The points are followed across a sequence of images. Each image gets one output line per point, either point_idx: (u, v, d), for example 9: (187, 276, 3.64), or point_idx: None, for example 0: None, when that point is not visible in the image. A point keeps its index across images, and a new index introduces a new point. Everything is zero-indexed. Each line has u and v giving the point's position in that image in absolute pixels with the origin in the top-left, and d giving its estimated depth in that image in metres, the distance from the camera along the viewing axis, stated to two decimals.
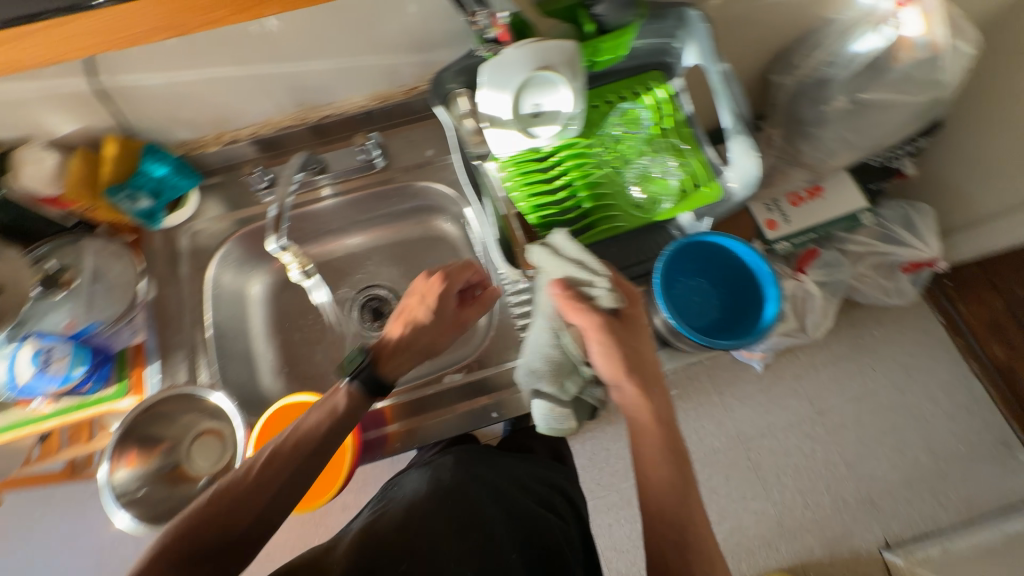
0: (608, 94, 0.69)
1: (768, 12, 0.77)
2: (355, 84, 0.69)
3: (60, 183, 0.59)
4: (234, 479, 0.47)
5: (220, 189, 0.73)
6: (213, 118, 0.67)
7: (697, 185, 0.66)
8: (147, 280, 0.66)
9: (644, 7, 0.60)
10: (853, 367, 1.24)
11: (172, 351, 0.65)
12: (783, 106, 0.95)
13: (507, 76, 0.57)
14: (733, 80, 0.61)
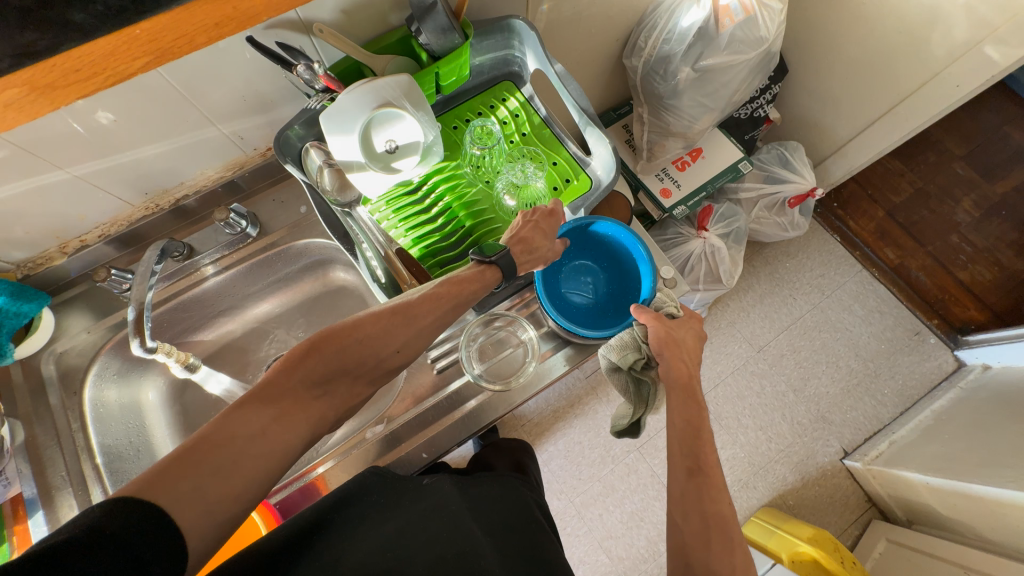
0: (465, 114, 0.71)
1: (597, 6, 0.82)
2: (203, 159, 0.66)
3: None
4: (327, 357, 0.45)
5: (81, 301, 0.67)
6: (49, 229, 0.62)
7: (568, 180, 0.69)
8: (10, 423, 0.59)
9: (467, 27, 0.61)
10: (775, 301, 1.33)
11: (59, 491, 0.59)
12: (641, 85, 1.02)
13: (348, 120, 0.57)
14: (569, 78, 0.65)
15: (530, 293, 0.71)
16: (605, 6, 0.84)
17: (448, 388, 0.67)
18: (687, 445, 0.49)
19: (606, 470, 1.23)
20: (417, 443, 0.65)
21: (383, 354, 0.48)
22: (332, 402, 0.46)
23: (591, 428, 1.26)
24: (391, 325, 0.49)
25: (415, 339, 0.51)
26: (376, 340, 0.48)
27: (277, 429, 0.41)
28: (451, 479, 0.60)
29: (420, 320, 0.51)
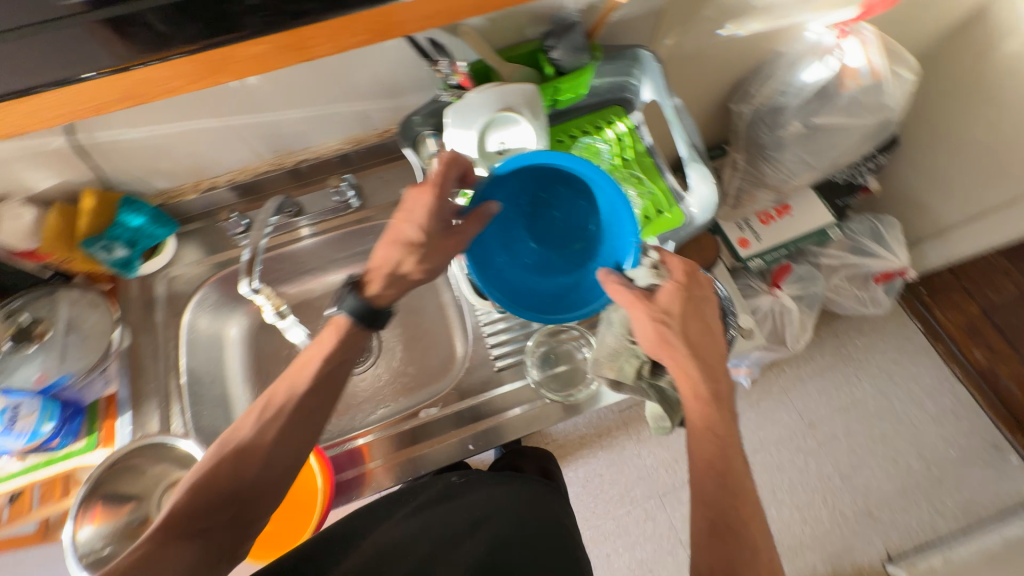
0: (571, 129, 0.73)
1: (720, 48, 0.82)
2: (330, 129, 0.71)
3: (36, 237, 0.60)
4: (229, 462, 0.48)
5: (198, 235, 0.74)
6: (192, 167, 0.69)
7: (660, 211, 0.69)
8: (122, 330, 0.66)
9: (597, 52, 0.64)
10: (838, 377, 1.25)
11: (144, 399, 0.64)
12: (744, 132, 1.00)
13: (470, 117, 0.60)
14: (685, 113, 0.66)
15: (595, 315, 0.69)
16: (728, 49, 0.84)
17: (495, 391, 0.68)
18: (712, 488, 0.47)
19: (622, 510, 1.19)
20: (463, 434, 0.65)
21: (265, 467, 0.49)
22: (254, 508, 0.48)
23: (615, 463, 1.22)
24: (306, 404, 0.52)
25: (316, 409, 0.52)
26: (304, 415, 0.51)
27: (191, 540, 0.44)
28: (480, 485, 0.62)
29: (329, 385, 0.54)
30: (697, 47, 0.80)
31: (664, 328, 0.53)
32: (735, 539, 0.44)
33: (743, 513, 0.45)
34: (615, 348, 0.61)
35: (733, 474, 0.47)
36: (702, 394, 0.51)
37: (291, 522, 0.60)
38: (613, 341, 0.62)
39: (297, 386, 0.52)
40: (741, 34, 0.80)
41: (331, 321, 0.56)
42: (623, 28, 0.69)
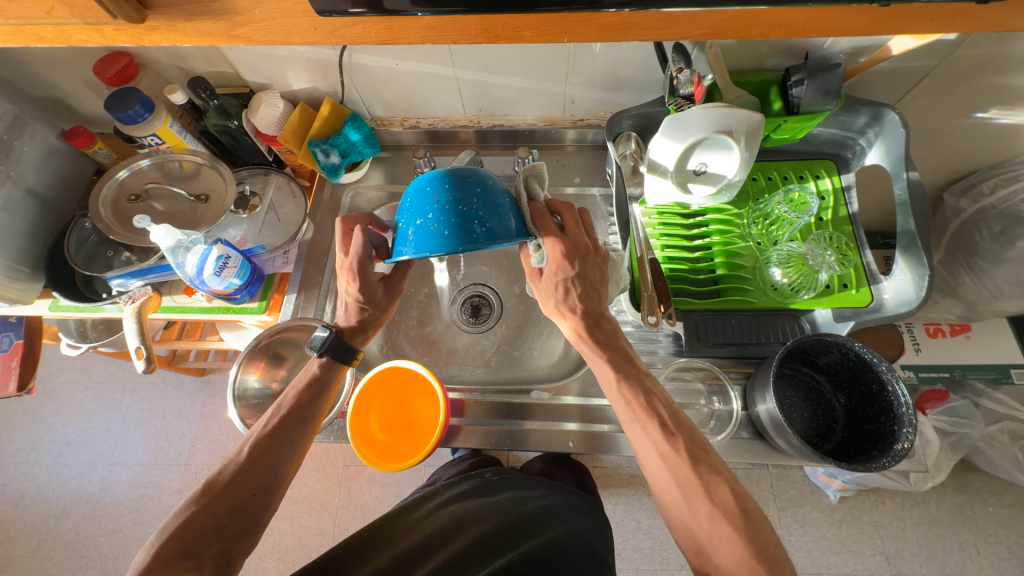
0: (772, 171, 0.69)
1: (970, 131, 0.71)
2: (534, 104, 0.74)
3: (279, 127, 0.70)
4: (237, 459, 0.51)
5: (387, 164, 0.82)
6: (407, 104, 0.76)
7: (846, 286, 0.62)
8: (308, 222, 0.76)
9: (842, 100, 0.58)
10: (953, 539, 1.06)
11: (307, 289, 0.73)
12: (953, 230, 0.87)
13: (686, 131, 0.57)
14: (919, 191, 0.57)
15: (732, 366, 0.64)
16: (981, 136, 0.73)
17: (590, 399, 0.66)
18: (717, 511, 0.45)
19: (650, 567, 1.10)
20: (565, 429, 0.63)
21: (268, 463, 0.52)
22: (262, 498, 0.50)
23: (659, 517, 1.14)
24: (279, 429, 0.54)
25: (312, 414, 0.56)
26: (280, 435, 0.53)
27: (206, 532, 0.46)
28: (510, 489, 0.71)
29: (304, 411, 0.56)
30: (941, 122, 0.70)
31: (567, 316, 0.55)
32: (705, 500, 0.46)
33: (697, 462, 0.47)
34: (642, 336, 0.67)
35: (676, 432, 0.49)
36: (611, 371, 0.53)
37: (405, 443, 0.58)
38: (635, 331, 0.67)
39: (282, 405, 0.56)
40: (1001, 122, 0.69)
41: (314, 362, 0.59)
42: (872, 82, 0.64)
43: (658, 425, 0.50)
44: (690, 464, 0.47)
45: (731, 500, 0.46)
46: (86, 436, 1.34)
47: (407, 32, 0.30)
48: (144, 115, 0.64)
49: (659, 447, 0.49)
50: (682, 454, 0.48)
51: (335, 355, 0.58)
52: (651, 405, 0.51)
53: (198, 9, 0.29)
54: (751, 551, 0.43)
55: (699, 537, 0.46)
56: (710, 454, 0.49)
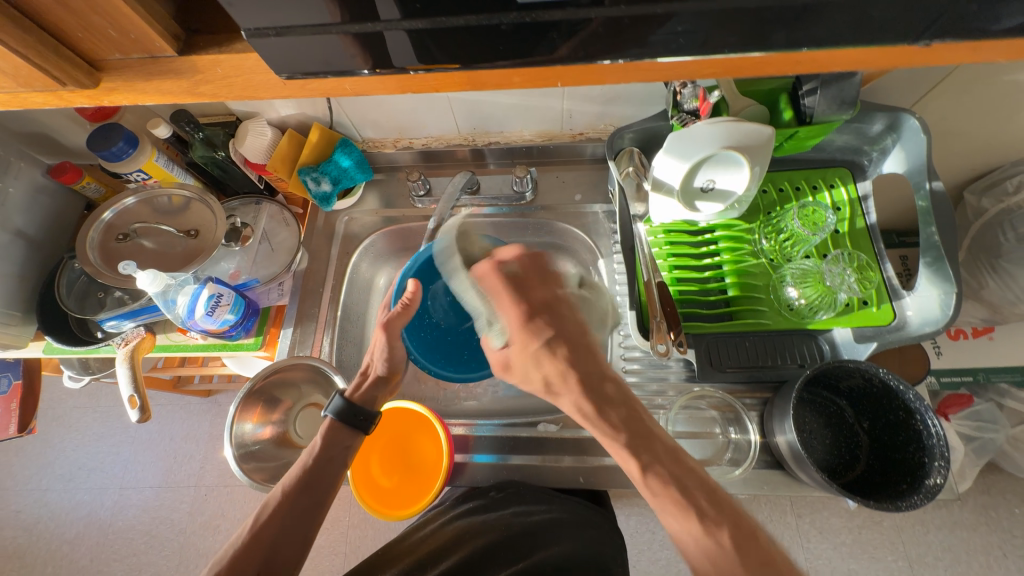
0: (784, 182, 0.65)
1: (994, 130, 0.67)
2: (531, 121, 0.71)
3: (268, 155, 0.68)
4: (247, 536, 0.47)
5: (381, 186, 0.80)
6: (399, 126, 0.73)
7: (866, 304, 0.58)
8: (303, 251, 0.74)
9: (859, 107, 0.54)
10: (977, 542, 1.02)
11: (305, 321, 0.72)
12: (974, 231, 0.83)
13: (691, 148, 0.54)
14: (945, 202, 0.53)
15: (747, 392, 0.61)
16: (1005, 136, 0.68)
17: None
18: None
19: None
20: (577, 464, 0.61)
21: (283, 536, 0.47)
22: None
23: None
24: (293, 496, 0.49)
25: (324, 486, 0.51)
26: (294, 508, 0.49)
27: None
28: (517, 503, 0.61)
29: (320, 475, 0.51)
30: (962, 124, 0.66)
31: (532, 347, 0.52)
32: (738, 572, 0.39)
33: (730, 533, 0.41)
34: (650, 360, 0.65)
35: (702, 505, 0.43)
36: (631, 445, 0.46)
37: (411, 488, 0.57)
38: (644, 355, 0.65)
39: (290, 483, 0.50)
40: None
41: (320, 427, 0.54)
42: (887, 87, 0.60)
43: (684, 497, 0.43)
44: (728, 537, 0.41)
45: (773, 571, 0.39)
46: (96, 461, 1.34)
47: (402, 83, 0.29)
48: (128, 152, 0.62)
49: (690, 525, 0.42)
50: (714, 526, 0.41)
51: (344, 421, 0.53)
52: (678, 486, 0.44)
53: (157, 70, 0.27)
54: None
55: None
56: (743, 521, 0.42)
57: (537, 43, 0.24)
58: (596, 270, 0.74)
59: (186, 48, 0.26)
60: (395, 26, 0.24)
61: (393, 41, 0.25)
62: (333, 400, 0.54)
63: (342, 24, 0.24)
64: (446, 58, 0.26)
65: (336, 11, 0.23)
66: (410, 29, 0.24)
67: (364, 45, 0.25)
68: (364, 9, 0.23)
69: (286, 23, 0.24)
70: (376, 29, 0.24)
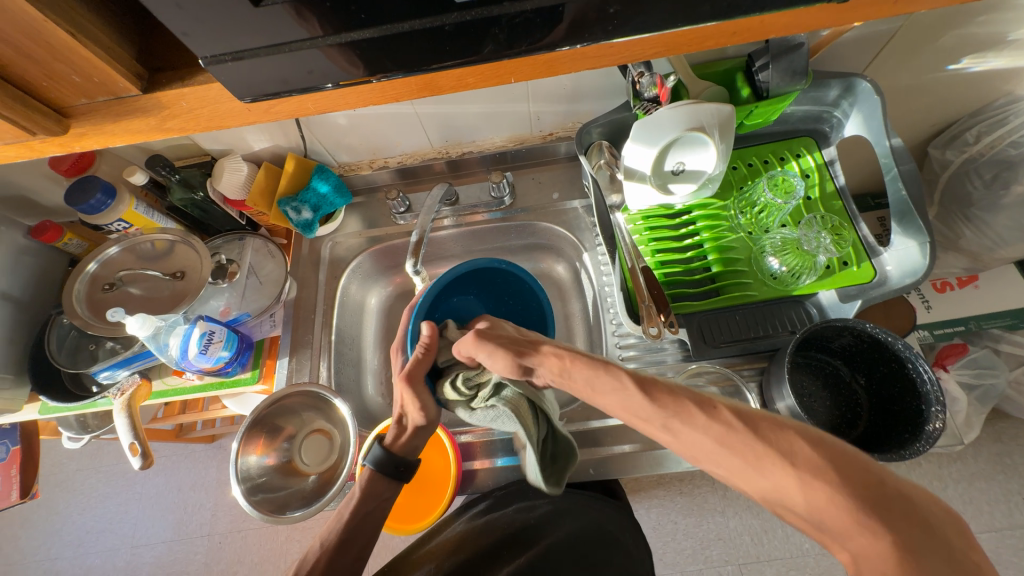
0: (752, 157, 0.67)
1: (946, 84, 0.69)
2: (501, 127, 0.73)
3: (246, 190, 0.68)
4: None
5: (362, 208, 0.81)
6: (372, 148, 0.74)
7: (846, 265, 0.60)
8: (291, 281, 0.74)
9: (812, 76, 0.56)
10: (999, 493, 1.00)
11: (300, 349, 0.72)
12: (944, 183, 0.85)
13: (657, 133, 0.55)
14: (906, 157, 0.54)
15: (745, 364, 0.62)
16: (958, 89, 0.70)
17: (607, 421, 0.62)
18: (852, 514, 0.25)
19: (693, 569, 0.99)
20: (584, 457, 0.61)
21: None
22: None
23: (695, 515, 1.03)
24: (341, 540, 0.49)
25: (361, 542, 0.50)
26: (341, 550, 0.49)
27: None
28: (520, 499, 0.61)
29: (367, 515, 0.51)
30: (914, 81, 0.68)
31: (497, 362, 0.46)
32: (792, 471, 0.27)
33: (760, 423, 0.29)
34: (645, 345, 0.65)
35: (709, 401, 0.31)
36: (624, 377, 0.35)
37: (424, 499, 0.61)
38: (639, 340, 0.66)
39: (324, 541, 0.49)
40: (974, 70, 0.66)
41: (359, 475, 0.53)
42: (837, 54, 0.62)
43: (693, 404, 0.32)
44: (767, 429, 0.29)
45: (831, 454, 0.27)
46: (104, 522, 1.31)
47: (363, 96, 0.30)
48: (106, 202, 0.62)
49: (708, 432, 0.30)
50: (740, 426, 0.29)
51: (382, 470, 0.51)
52: (681, 394, 0.32)
53: (124, 110, 0.28)
54: (904, 545, 0.24)
55: (809, 521, 0.27)
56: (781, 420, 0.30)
57: (478, 40, 0.26)
58: (582, 265, 0.75)
59: (149, 86, 0.27)
60: (359, 35, 0.24)
61: (364, 51, 0.26)
62: (373, 450, 0.53)
63: (323, 37, 0.24)
64: (395, 63, 0.27)
65: (316, 26, 0.24)
66: (368, 39, 0.25)
67: (347, 55, 0.26)
68: (344, 21, 0.24)
69: (239, 47, 0.24)
70: (360, 37, 0.25)
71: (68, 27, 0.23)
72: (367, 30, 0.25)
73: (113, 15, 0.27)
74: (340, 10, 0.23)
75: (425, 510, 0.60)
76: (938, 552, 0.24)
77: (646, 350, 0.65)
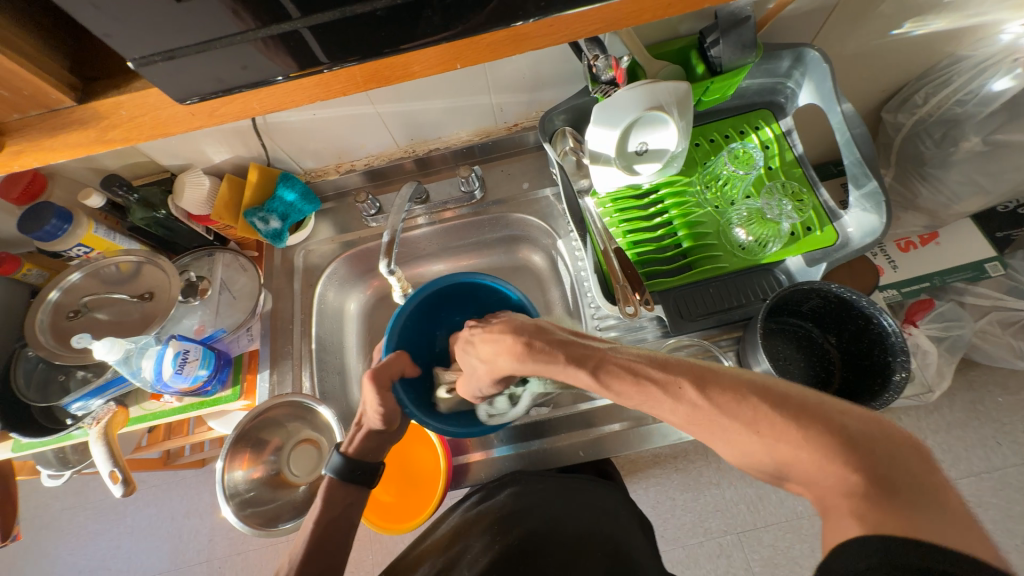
0: (713, 132, 0.68)
1: (891, 49, 0.71)
2: (465, 121, 0.73)
3: (210, 205, 0.67)
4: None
5: (333, 214, 0.80)
6: (337, 151, 0.74)
7: (810, 230, 0.62)
8: (265, 293, 0.73)
9: (762, 48, 0.57)
10: (975, 438, 1.04)
11: (281, 360, 0.71)
12: (899, 145, 0.88)
13: (618, 115, 0.55)
14: (856, 120, 0.56)
15: (722, 335, 0.64)
16: (904, 52, 0.72)
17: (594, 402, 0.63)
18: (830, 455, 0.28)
19: (694, 541, 1.02)
20: (573, 440, 0.62)
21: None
22: None
23: (692, 489, 1.04)
24: (316, 544, 0.48)
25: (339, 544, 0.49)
26: (320, 550, 0.47)
27: None
28: (516, 486, 0.59)
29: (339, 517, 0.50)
30: (863, 48, 0.70)
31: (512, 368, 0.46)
32: (756, 437, 0.31)
33: (717, 398, 0.32)
34: (624, 324, 0.67)
35: (678, 378, 0.34)
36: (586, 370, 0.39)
37: (415, 496, 0.61)
38: (617, 320, 0.67)
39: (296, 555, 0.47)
40: (916, 34, 0.68)
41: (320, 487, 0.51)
42: (784, 26, 0.64)
43: (652, 385, 0.35)
44: (725, 396, 0.32)
45: (774, 407, 0.31)
46: (97, 559, 1.28)
47: (306, 92, 0.30)
48: (64, 228, 0.60)
49: (678, 411, 0.34)
50: (701, 402, 0.33)
51: (344, 477, 0.51)
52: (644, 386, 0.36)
53: (61, 124, 0.28)
54: (868, 479, 0.27)
55: (783, 471, 0.30)
56: (724, 376, 0.33)
57: (417, 23, 0.26)
58: (557, 252, 0.76)
59: (84, 97, 0.27)
60: (297, 25, 0.24)
61: (297, 41, 0.26)
62: (332, 458, 0.52)
63: (255, 30, 0.24)
64: (335, 52, 0.27)
65: (248, 20, 0.24)
66: (301, 30, 0.25)
67: (283, 45, 0.26)
68: (274, 13, 0.24)
69: (170, 46, 0.24)
70: (293, 27, 0.24)
71: None
72: (309, 18, 0.24)
73: (38, 27, 0.27)
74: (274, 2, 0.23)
75: (418, 504, 0.60)
76: (905, 492, 0.26)
77: (627, 331, 0.66)
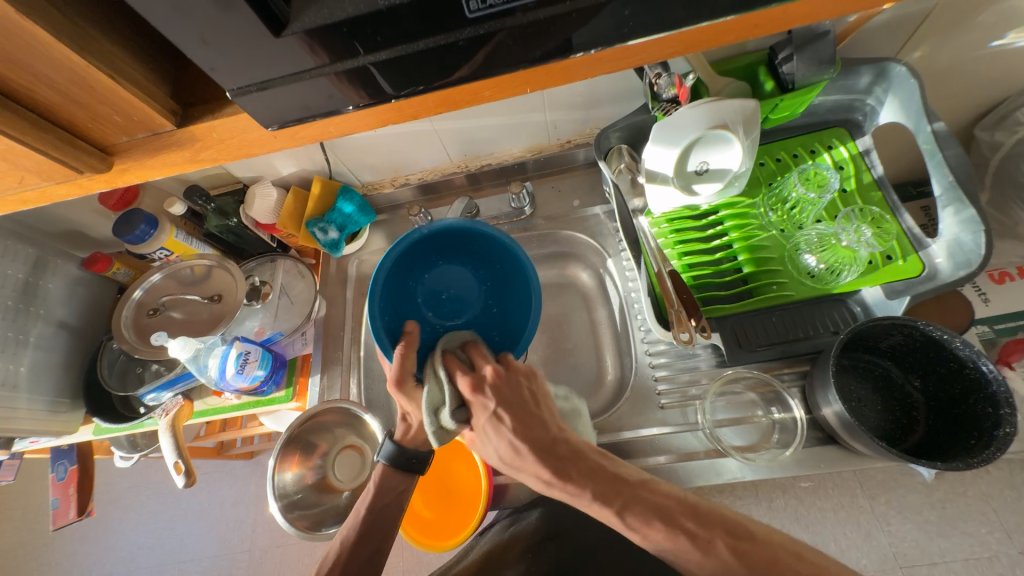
0: (780, 151, 0.64)
1: (990, 61, 0.64)
2: (517, 138, 0.73)
3: (276, 214, 0.71)
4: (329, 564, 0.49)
5: (386, 225, 0.83)
6: (394, 166, 0.76)
7: (891, 259, 0.57)
8: (321, 299, 0.76)
9: (841, 64, 0.53)
10: None
11: (331, 365, 0.74)
12: (996, 166, 0.79)
13: (678, 134, 0.53)
14: (950, 142, 0.51)
15: (785, 368, 0.59)
16: (1006, 65, 0.65)
17: (641, 431, 0.60)
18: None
19: None
20: None
21: (362, 561, 0.49)
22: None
23: None
24: (370, 526, 0.51)
25: (377, 543, 0.51)
26: (371, 536, 0.51)
27: None
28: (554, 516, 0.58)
29: (393, 503, 0.53)
30: (956, 61, 0.64)
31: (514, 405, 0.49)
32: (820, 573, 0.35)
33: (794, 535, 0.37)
34: (677, 350, 0.64)
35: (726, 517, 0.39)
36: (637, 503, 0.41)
37: (453, 513, 0.61)
38: (669, 346, 0.64)
39: (349, 533, 0.51)
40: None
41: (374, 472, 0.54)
42: (865, 39, 0.59)
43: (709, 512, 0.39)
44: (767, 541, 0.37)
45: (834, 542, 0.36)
46: (154, 536, 1.37)
47: (359, 122, 0.31)
48: (150, 233, 0.66)
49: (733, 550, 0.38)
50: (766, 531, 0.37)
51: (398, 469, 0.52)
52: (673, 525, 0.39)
53: (162, 144, 0.30)
54: None
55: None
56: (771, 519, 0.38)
57: (490, 53, 0.26)
58: (608, 271, 0.74)
59: (183, 121, 0.29)
60: (363, 61, 0.26)
61: (364, 76, 0.27)
62: (384, 446, 0.54)
63: (327, 65, 0.26)
64: (410, 83, 0.28)
65: (320, 55, 0.25)
66: (382, 61, 0.26)
67: (349, 79, 0.27)
68: (344, 49, 0.25)
69: (264, 77, 0.26)
70: (361, 63, 0.26)
71: (110, 72, 0.26)
72: (375, 53, 0.25)
73: (149, 58, 0.29)
74: (340, 38, 0.24)
75: (457, 521, 0.60)
76: None
77: (681, 359, 0.63)
